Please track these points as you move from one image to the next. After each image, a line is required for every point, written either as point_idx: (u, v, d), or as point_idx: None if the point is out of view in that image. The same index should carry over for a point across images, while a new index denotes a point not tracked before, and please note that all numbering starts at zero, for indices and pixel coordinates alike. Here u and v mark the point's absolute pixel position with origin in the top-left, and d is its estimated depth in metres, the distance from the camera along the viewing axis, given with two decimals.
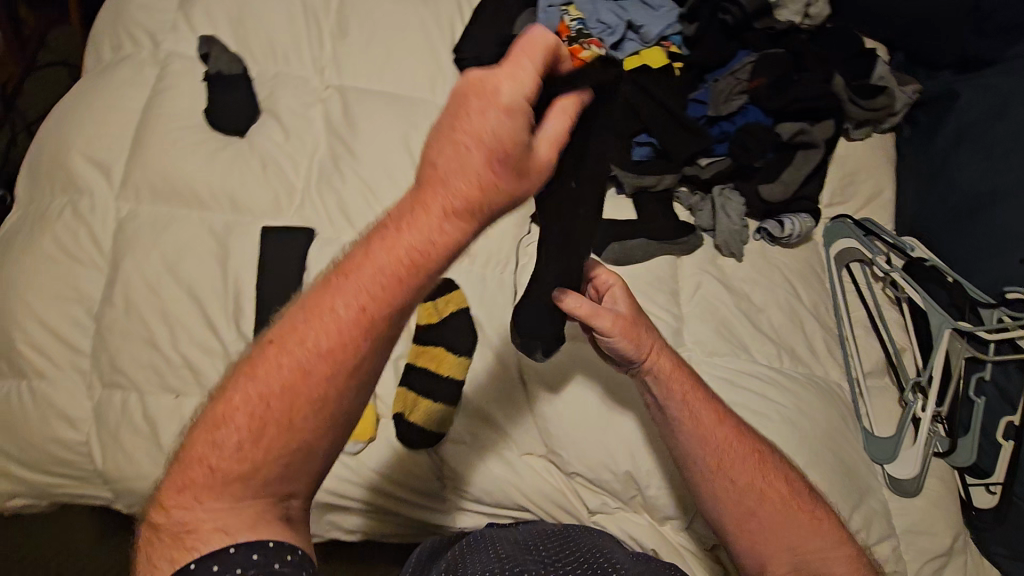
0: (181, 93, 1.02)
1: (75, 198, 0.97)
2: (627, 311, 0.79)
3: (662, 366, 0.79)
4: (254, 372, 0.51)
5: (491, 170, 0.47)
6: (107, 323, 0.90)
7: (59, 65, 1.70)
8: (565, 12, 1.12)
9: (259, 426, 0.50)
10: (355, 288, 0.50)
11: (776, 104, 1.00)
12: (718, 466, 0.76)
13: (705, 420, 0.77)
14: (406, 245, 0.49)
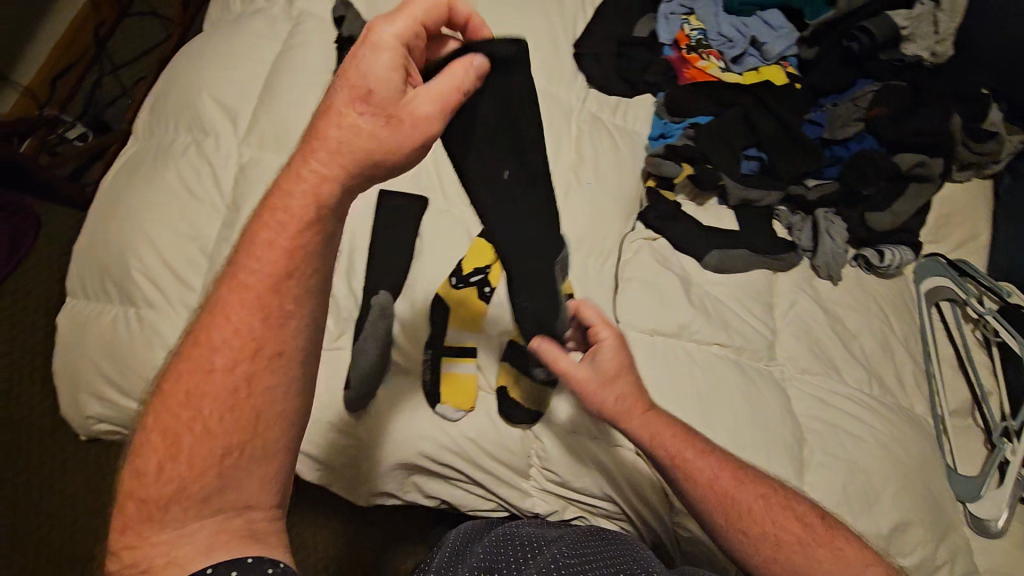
0: (311, 51, 1.05)
1: (200, 138, 1.00)
2: (605, 369, 0.78)
3: (639, 417, 0.77)
4: (212, 320, 0.53)
5: (363, 120, 0.52)
6: (224, 262, 0.92)
7: (149, 16, 1.73)
8: (686, 21, 1.16)
9: (177, 444, 0.50)
10: (271, 225, 0.53)
11: (895, 134, 1.01)
12: (722, 513, 0.71)
13: (705, 469, 0.73)
14: (298, 183, 0.53)
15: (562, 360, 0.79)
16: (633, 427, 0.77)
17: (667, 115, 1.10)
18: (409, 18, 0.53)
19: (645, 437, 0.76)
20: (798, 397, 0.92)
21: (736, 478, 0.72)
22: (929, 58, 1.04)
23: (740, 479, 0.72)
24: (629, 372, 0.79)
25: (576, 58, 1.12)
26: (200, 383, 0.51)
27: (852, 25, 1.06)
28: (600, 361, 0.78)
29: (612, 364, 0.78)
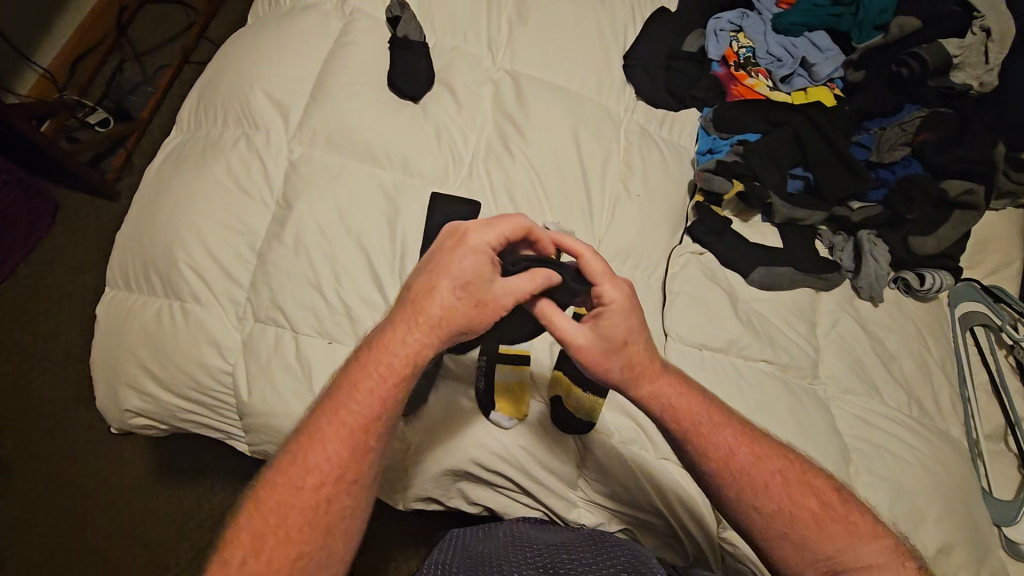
0: (364, 50, 1.04)
1: (250, 132, 0.99)
2: (611, 338, 0.67)
3: (651, 387, 0.69)
4: (309, 446, 0.61)
5: (456, 300, 0.64)
6: (274, 259, 0.91)
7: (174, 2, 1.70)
8: (735, 38, 1.16)
9: (264, 535, 0.58)
10: (361, 395, 0.63)
11: (940, 160, 1.03)
12: (735, 488, 0.67)
13: (718, 440, 0.68)
14: (390, 359, 0.64)
15: (561, 322, 0.68)
16: (641, 397, 0.70)
17: (714, 131, 1.11)
18: (502, 226, 0.66)
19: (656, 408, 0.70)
20: (842, 417, 0.92)
21: (753, 453, 0.68)
22: (977, 87, 1.05)
23: (756, 454, 0.69)
24: (638, 339, 0.69)
25: (625, 71, 1.13)
26: (290, 485, 0.60)
27: (901, 51, 1.08)
28: (605, 330, 0.67)
29: (618, 332, 0.68)
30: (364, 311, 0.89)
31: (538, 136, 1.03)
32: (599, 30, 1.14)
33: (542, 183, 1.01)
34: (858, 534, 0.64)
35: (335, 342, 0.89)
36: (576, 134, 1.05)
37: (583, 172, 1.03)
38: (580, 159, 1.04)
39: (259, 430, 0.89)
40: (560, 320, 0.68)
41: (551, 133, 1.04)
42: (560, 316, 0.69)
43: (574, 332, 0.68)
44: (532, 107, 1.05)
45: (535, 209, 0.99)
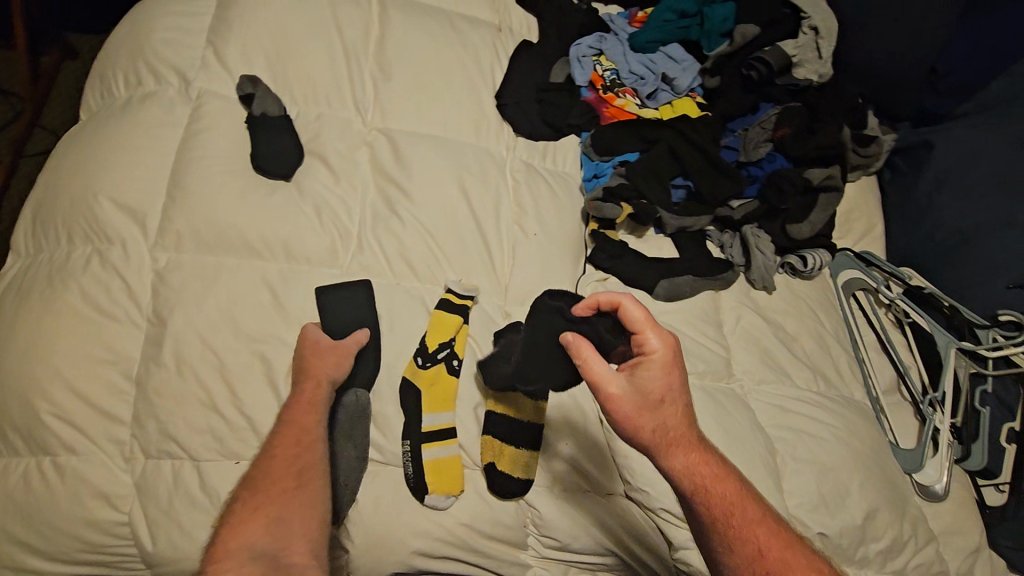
0: (220, 134, 0.97)
1: (103, 247, 0.89)
2: (647, 391, 0.70)
3: (679, 461, 0.70)
4: (261, 468, 0.75)
5: (312, 364, 0.82)
6: (155, 385, 0.82)
7: None
8: (598, 62, 1.20)
9: (241, 530, 0.70)
10: (291, 421, 0.78)
11: (798, 152, 1.11)
12: (737, 561, 0.66)
13: (746, 528, 0.67)
14: (301, 400, 0.79)
15: (600, 368, 0.71)
16: (668, 465, 0.70)
17: (595, 155, 1.13)
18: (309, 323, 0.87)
19: (680, 480, 0.69)
20: (760, 409, 0.98)
21: (787, 545, 0.67)
22: (817, 79, 1.14)
23: (792, 557, 0.66)
24: (677, 401, 0.71)
25: (500, 110, 1.13)
26: (256, 496, 0.73)
27: (748, 55, 1.16)
28: (643, 381, 0.71)
29: (657, 389, 0.70)
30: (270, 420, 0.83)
31: (423, 194, 1.01)
32: (466, 73, 1.13)
33: (438, 243, 0.98)
34: None
35: (244, 460, 0.82)
36: (463, 184, 1.03)
37: (477, 223, 1.02)
38: (471, 209, 1.02)
39: None
40: (599, 365, 0.71)
41: (438, 188, 1.02)
42: (601, 362, 0.72)
43: (611, 377, 0.71)
44: (413, 164, 1.02)
45: (435, 270, 0.97)
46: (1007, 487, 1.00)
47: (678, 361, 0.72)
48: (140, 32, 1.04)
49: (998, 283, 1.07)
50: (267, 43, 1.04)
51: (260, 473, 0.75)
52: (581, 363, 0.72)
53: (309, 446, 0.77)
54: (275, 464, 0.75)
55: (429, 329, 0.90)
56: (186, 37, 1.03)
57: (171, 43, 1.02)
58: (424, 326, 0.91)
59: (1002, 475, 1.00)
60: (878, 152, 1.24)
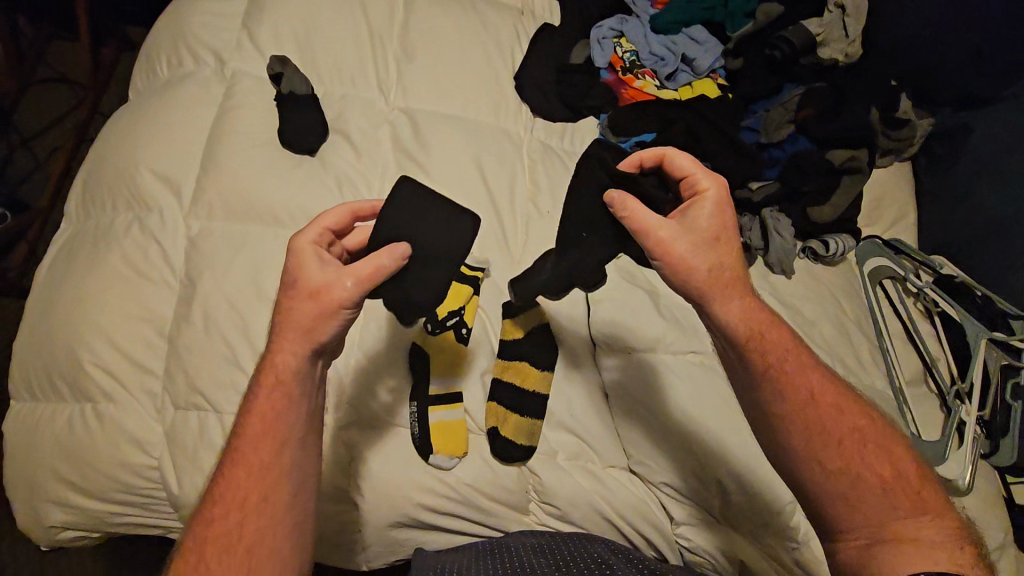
0: (251, 111, 1.02)
1: (143, 214, 0.96)
2: (702, 231, 0.69)
3: (732, 305, 0.71)
4: (247, 428, 0.67)
5: (294, 296, 0.66)
6: (185, 341, 0.88)
7: (59, 82, 1.63)
8: (618, 44, 1.19)
9: (217, 508, 0.65)
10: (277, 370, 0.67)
11: (823, 133, 1.08)
12: (786, 405, 0.71)
13: (797, 376, 0.72)
14: (265, 405, 0.67)
15: (650, 215, 0.69)
16: (721, 307, 0.71)
17: (613, 136, 1.13)
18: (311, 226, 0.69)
19: (732, 324, 0.71)
20: None
21: (836, 398, 0.72)
22: (843, 59, 1.10)
23: (840, 406, 0.72)
24: (728, 240, 0.71)
25: (518, 91, 1.15)
26: (243, 463, 0.66)
27: (770, 35, 1.13)
28: (697, 222, 0.69)
29: (710, 230, 0.69)
30: None
31: (439, 169, 1.04)
32: (486, 55, 1.16)
33: None
34: (916, 483, 0.69)
35: None
36: (478, 161, 1.06)
37: (492, 199, 1.04)
38: (486, 185, 1.04)
39: None
40: (647, 213, 0.69)
41: (453, 165, 1.05)
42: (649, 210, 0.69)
43: (663, 224, 0.68)
44: (431, 142, 1.06)
45: None
46: None
47: (727, 200, 0.70)
48: (182, 18, 1.11)
49: None
50: (297, 26, 1.10)
51: (206, 521, 0.65)
52: (626, 214, 0.69)
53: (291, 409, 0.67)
54: (255, 427, 0.67)
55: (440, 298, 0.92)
56: (223, 21, 1.09)
57: (209, 26, 1.09)
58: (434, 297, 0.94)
59: None
60: (912, 136, 1.19)
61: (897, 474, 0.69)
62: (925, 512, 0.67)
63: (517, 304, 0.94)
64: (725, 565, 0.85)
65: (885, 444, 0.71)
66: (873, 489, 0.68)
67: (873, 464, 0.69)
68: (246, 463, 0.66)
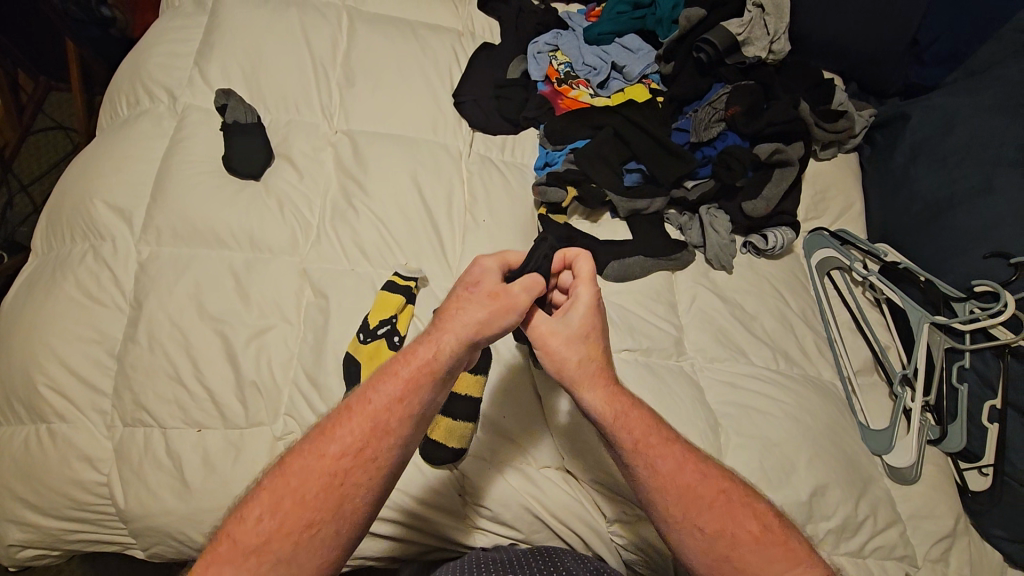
0: (200, 141, 1.09)
1: (97, 243, 1.02)
2: (575, 327, 0.72)
3: (596, 405, 0.71)
4: (338, 422, 0.66)
5: (474, 307, 0.69)
6: (132, 361, 0.93)
7: (56, 130, 1.72)
8: (554, 57, 1.24)
9: (277, 502, 0.62)
10: (394, 374, 0.68)
11: (751, 129, 1.10)
12: (652, 488, 0.69)
13: (662, 461, 0.69)
14: (365, 406, 0.67)
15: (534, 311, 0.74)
16: (581, 399, 0.71)
17: (550, 145, 1.16)
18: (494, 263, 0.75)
19: (595, 411, 0.71)
20: (712, 385, 0.96)
21: (697, 470, 0.70)
22: (769, 56, 1.15)
23: (701, 472, 0.69)
24: (598, 339, 0.73)
25: (457, 109, 1.19)
26: (316, 454, 0.64)
27: (696, 38, 1.17)
28: (571, 320, 0.73)
29: (579, 325, 0.72)
30: (226, 393, 0.91)
31: (378, 187, 1.08)
32: (424, 76, 1.21)
33: (390, 230, 1.05)
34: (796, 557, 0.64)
35: (204, 428, 0.91)
36: (416, 176, 1.10)
37: (428, 213, 1.08)
38: (423, 200, 1.08)
39: (145, 534, 0.89)
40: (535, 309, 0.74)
41: (391, 183, 1.09)
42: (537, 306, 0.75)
43: (546, 318, 0.73)
44: (370, 161, 1.11)
45: (386, 254, 1.04)
46: (990, 470, 0.92)
47: (595, 307, 0.73)
48: (140, 60, 1.19)
49: (974, 255, 1.00)
50: (245, 61, 1.17)
51: (312, 456, 0.64)
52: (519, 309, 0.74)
53: (394, 418, 0.66)
54: (351, 427, 0.65)
55: (373, 307, 0.97)
56: (177, 61, 1.17)
57: (164, 66, 1.16)
58: (367, 306, 0.98)
59: (985, 457, 0.93)
60: (851, 127, 1.18)
61: (767, 529, 0.66)
62: (799, 565, 0.64)
63: None
64: (660, 563, 0.85)
65: (749, 502, 0.69)
66: (749, 550, 0.65)
67: (741, 524, 0.67)
68: (373, 416, 0.66)
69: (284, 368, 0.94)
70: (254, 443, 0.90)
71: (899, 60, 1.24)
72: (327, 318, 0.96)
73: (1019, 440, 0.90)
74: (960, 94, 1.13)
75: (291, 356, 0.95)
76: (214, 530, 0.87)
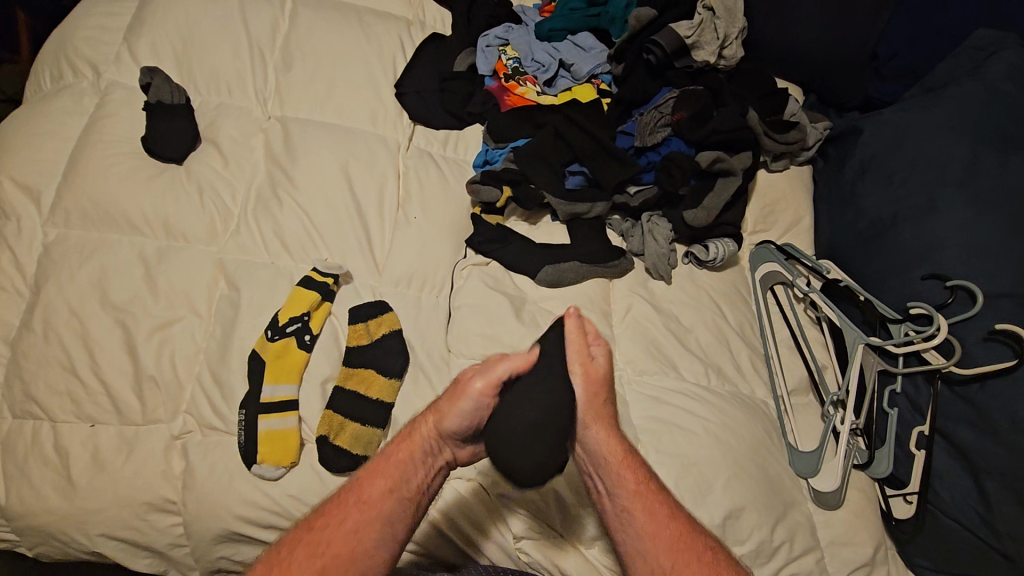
0: (124, 121, 1.04)
1: (2, 222, 0.96)
2: (602, 371, 0.79)
3: (610, 451, 0.77)
4: (339, 496, 0.73)
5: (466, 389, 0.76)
6: (26, 349, 0.88)
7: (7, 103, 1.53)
8: (503, 52, 1.20)
9: (273, 564, 0.68)
10: (388, 456, 0.76)
11: (696, 136, 1.07)
12: (645, 534, 0.73)
13: (654, 511, 0.74)
14: (362, 484, 0.74)
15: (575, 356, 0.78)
16: (595, 441, 0.77)
17: (491, 142, 1.12)
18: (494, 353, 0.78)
19: (604, 453, 0.77)
20: (640, 400, 0.93)
21: (686, 524, 0.74)
22: (718, 61, 1.12)
23: (688, 526, 0.74)
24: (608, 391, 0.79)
25: (398, 100, 1.15)
26: (315, 525, 0.71)
27: (646, 38, 1.12)
28: (597, 365, 0.79)
29: (603, 373, 0.79)
30: (123, 386, 0.87)
31: (305, 177, 1.04)
32: (366, 65, 1.17)
33: (315, 224, 1.01)
34: None
35: (98, 423, 0.86)
36: (347, 168, 1.06)
37: (357, 206, 1.04)
38: (352, 194, 1.04)
39: (28, 533, 0.84)
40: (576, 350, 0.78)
41: (320, 174, 1.04)
42: (580, 343, 0.78)
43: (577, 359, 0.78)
44: (300, 150, 1.06)
45: (309, 248, 0.99)
46: (913, 498, 0.89)
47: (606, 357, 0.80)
48: (68, 33, 1.13)
49: (912, 276, 0.97)
50: (177, 40, 1.12)
51: (311, 526, 0.71)
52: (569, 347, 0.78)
53: (383, 491, 0.73)
54: (348, 502, 0.72)
55: (284, 304, 0.92)
56: (107, 37, 1.12)
57: (92, 41, 1.12)
58: (281, 302, 0.93)
59: (910, 484, 0.90)
60: (802, 138, 1.15)
61: None
62: None
63: (367, 311, 0.94)
64: None
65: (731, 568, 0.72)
66: None
67: None
68: (367, 491, 0.73)
69: (189, 363, 0.89)
70: (147, 441, 0.85)
71: (859, 72, 1.22)
72: (238, 311, 0.92)
73: (945, 467, 0.88)
74: (913, 110, 1.10)
75: (196, 350, 0.90)
76: (99, 532, 0.82)
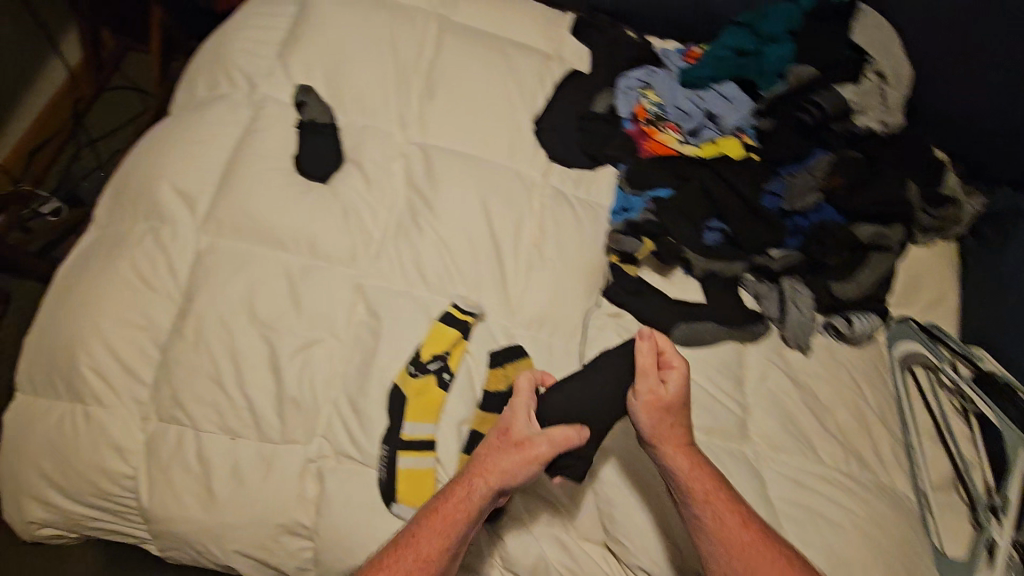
0: (276, 135, 1.06)
1: (159, 225, 0.99)
2: (673, 393, 0.81)
3: (681, 464, 0.80)
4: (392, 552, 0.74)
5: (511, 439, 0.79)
6: (176, 355, 0.90)
7: (129, 91, 1.64)
8: (643, 95, 1.18)
9: None
10: (436, 512, 0.76)
11: (851, 205, 1.04)
12: (718, 541, 0.78)
13: (728, 521, 0.78)
14: (413, 541, 0.75)
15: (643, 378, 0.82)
16: (666, 458, 0.81)
17: (628, 188, 1.10)
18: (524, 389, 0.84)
19: (677, 472, 0.80)
20: (777, 481, 0.89)
21: (762, 534, 0.78)
22: (881, 128, 1.08)
23: (768, 540, 0.78)
24: (680, 411, 0.82)
25: (536, 136, 1.14)
26: None
27: (803, 98, 1.10)
28: (668, 388, 0.82)
29: (675, 396, 0.81)
30: (265, 404, 0.88)
31: (445, 207, 1.03)
32: (506, 96, 1.16)
33: (453, 257, 1.00)
34: None
35: (238, 437, 0.87)
36: (486, 202, 1.05)
37: (494, 241, 1.02)
38: (490, 228, 1.03)
39: (164, 537, 0.86)
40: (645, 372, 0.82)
41: (460, 205, 1.04)
42: (646, 367, 0.82)
43: (647, 382, 0.82)
44: (441, 179, 1.06)
45: (446, 281, 0.99)
46: None
47: (682, 379, 0.82)
48: (224, 43, 1.17)
49: None
50: (327, 58, 1.14)
51: None
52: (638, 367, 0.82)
53: (438, 550, 0.74)
54: (401, 559, 0.74)
55: (425, 340, 0.92)
56: (262, 51, 1.16)
57: (248, 54, 1.15)
58: (419, 337, 0.93)
59: None
60: (957, 214, 1.09)
61: None
62: None
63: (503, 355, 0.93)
64: None
65: None
66: None
67: None
68: (420, 549, 0.74)
69: (327, 388, 0.89)
70: (285, 462, 0.86)
71: None
72: (377, 340, 0.92)
73: None
74: None
75: (334, 375, 0.90)
76: (235, 546, 0.84)
